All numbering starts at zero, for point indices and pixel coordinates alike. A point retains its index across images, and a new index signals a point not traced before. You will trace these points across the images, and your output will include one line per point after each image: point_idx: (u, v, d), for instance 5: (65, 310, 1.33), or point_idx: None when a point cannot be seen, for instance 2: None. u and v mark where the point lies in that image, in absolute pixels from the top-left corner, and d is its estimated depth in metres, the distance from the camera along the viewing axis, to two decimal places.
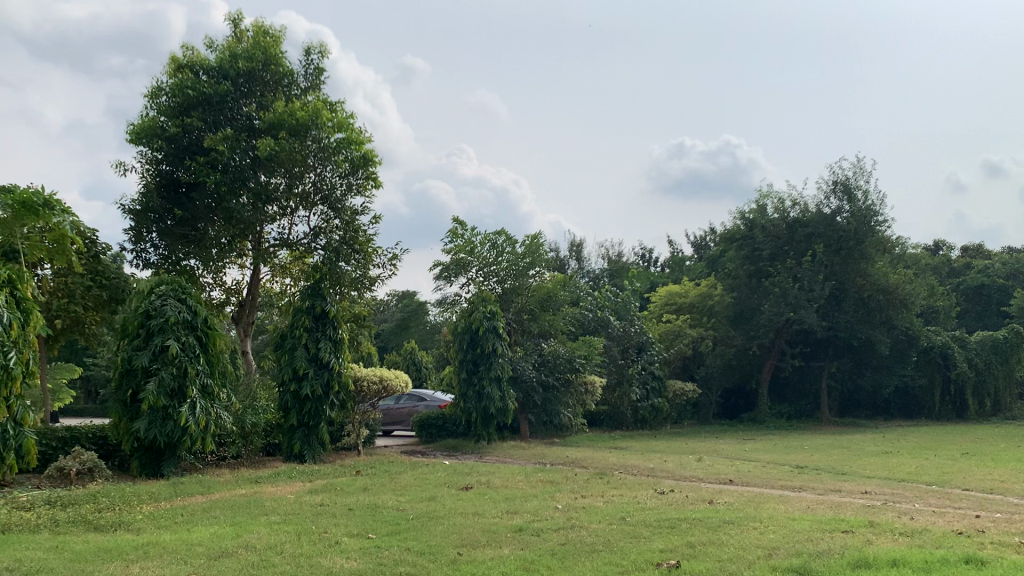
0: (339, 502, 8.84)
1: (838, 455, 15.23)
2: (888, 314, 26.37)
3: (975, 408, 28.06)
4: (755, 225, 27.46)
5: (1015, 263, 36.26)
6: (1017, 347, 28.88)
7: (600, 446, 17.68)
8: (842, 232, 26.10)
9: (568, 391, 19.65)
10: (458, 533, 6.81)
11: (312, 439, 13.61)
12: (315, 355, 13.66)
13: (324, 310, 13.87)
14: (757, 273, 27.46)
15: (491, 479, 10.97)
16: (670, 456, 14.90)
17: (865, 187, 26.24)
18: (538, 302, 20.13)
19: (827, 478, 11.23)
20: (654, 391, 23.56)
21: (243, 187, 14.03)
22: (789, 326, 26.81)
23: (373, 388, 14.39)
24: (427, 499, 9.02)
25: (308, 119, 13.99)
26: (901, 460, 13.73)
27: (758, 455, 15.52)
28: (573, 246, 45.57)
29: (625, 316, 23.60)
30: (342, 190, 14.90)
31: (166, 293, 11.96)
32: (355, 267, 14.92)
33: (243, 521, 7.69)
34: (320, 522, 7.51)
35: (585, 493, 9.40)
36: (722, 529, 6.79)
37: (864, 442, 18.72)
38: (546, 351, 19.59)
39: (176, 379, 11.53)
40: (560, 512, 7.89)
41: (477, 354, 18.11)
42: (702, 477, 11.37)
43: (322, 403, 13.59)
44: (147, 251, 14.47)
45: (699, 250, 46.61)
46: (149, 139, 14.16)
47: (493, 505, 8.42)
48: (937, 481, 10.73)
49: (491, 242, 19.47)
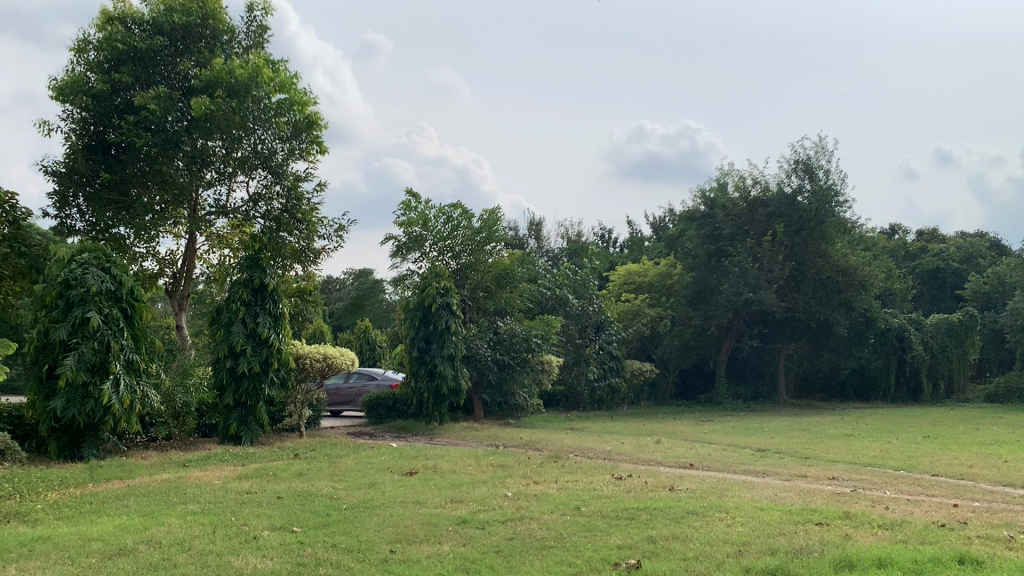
0: (269, 490, 8.07)
1: (799, 437, 14.85)
2: (847, 295, 26.21)
3: (930, 390, 28.10)
4: (715, 205, 27.01)
5: (969, 247, 36.47)
6: (971, 331, 28.73)
7: (555, 427, 17.14)
8: (803, 212, 25.68)
9: (524, 371, 19.05)
10: (395, 526, 6.10)
11: (249, 419, 12.82)
12: (253, 331, 12.83)
13: (264, 283, 13.05)
14: (716, 252, 27.08)
15: (438, 463, 10.28)
16: (627, 438, 14.37)
17: (827, 167, 25.85)
18: (494, 278, 19.36)
19: (791, 462, 10.76)
20: (611, 371, 23.16)
21: (177, 150, 13.05)
22: (748, 307, 26.49)
23: (317, 367, 13.49)
24: (366, 486, 8.30)
25: (247, 78, 13.08)
26: (863, 444, 13.37)
27: (718, 437, 15.05)
28: (533, 225, 44.92)
29: (583, 295, 23.04)
30: (284, 155, 14.02)
31: (87, 260, 10.99)
32: (299, 237, 14.06)
33: (155, 511, 6.89)
34: (242, 513, 6.73)
35: (537, 479, 8.75)
36: (686, 521, 6.18)
37: (823, 424, 18.45)
38: (501, 331, 18.91)
39: (98, 354, 10.59)
40: (510, 501, 7.22)
41: (429, 331, 17.38)
42: (661, 461, 10.83)
43: (260, 381, 12.79)
44: (72, 218, 13.42)
45: (658, 231, 46.24)
46: (74, 95, 13.07)
47: (436, 493, 7.73)
48: (904, 466, 10.31)
49: (446, 215, 18.63)
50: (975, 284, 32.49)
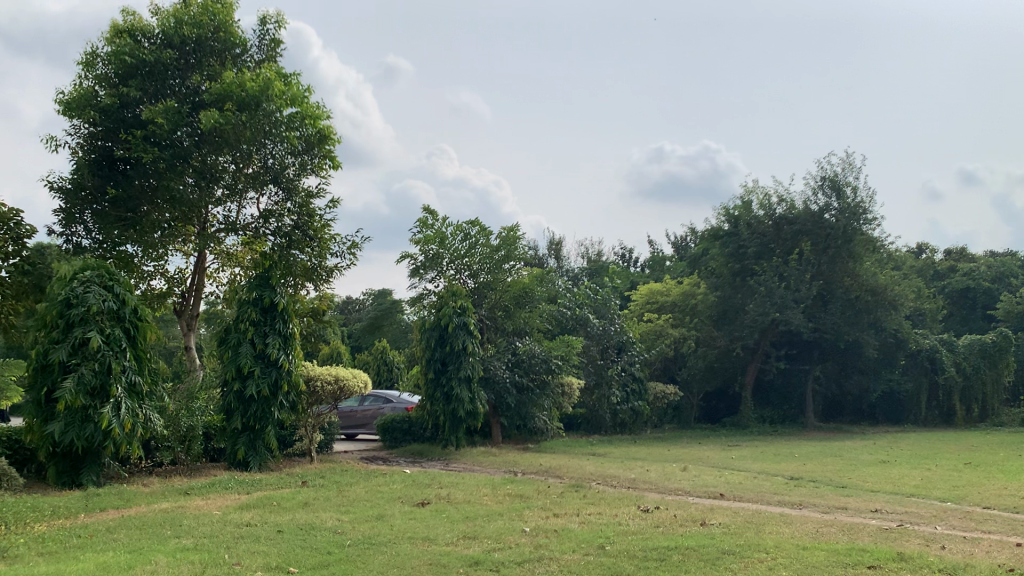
0: (271, 522, 7.53)
1: (832, 464, 14.15)
2: (876, 316, 25.47)
3: (963, 413, 27.16)
4: (740, 223, 26.40)
5: (1001, 266, 35.51)
6: (1006, 352, 27.65)
7: (576, 452, 16.52)
8: (830, 230, 25.00)
9: (544, 393, 18.47)
10: (401, 568, 5.53)
11: (258, 444, 12.32)
12: (262, 352, 12.36)
13: (274, 302, 12.60)
14: (741, 271, 26.43)
15: (452, 492, 9.71)
16: (652, 465, 13.74)
17: (854, 183, 25.19)
18: (513, 298, 18.84)
19: (828, 492, 10.08)
20: (634, 394, 22.50)
21: (186, 165, 12.68)
22: (775, 327, 25.77)
23: (328, 390, 12.99)
24: (373, 518, 7.74)
25: (258, 91, 12.70)
26: (902, 472, 12.65)
27: (748, 463, 14.35)
28: (553, 245, 44.43)
29: (605, 315, 22.48)
30: (295, 170, 13.61)
31: (89, 279, 10.59)
32: (310, 255, 13.64)
33: (144, 547, 6.36)
34: (236, 550, 6.19)
35: (558, 511, 8.15)
36: (722, 563, 5.60)
37: (856, 449, 17.71)
38: (520, 351, 18.38)
39: (98, 376, 10.16)
40: (527, 537, 6.64)
41: (446, 352, 16.88)
42: (689, 491, 10.20)
43: (269, 404, 12.30)
44: (78, 235, 13.07)
45: (680, 250, 45.55)
46: (81, 110, 12.77)
47: (449, 528, 7.15)
48: (951, 497, 9.62)
49: (463, 232, 18.18)
50: (1008, 303, 31.51)
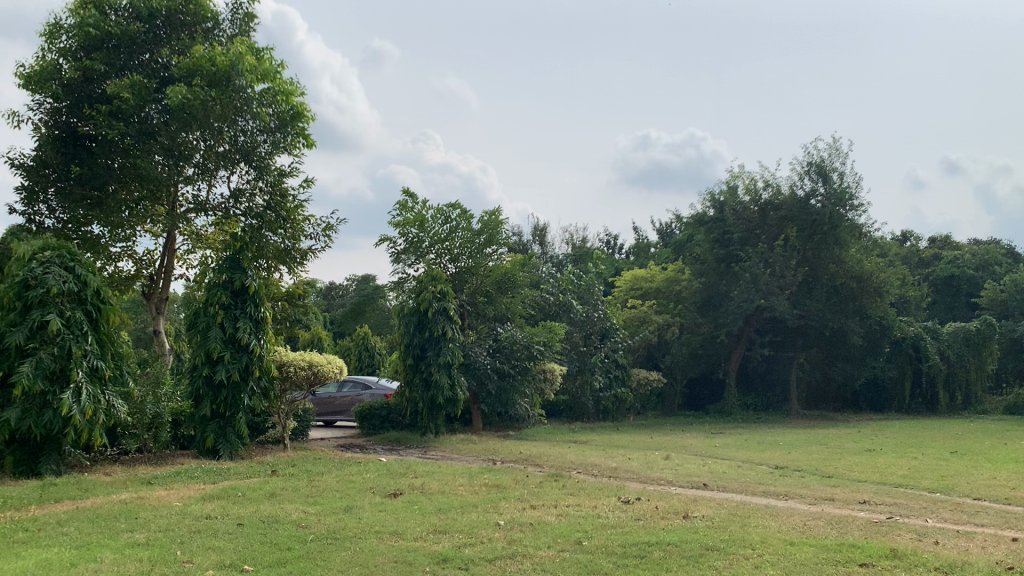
0: (232, 515, 7.14)
1: (817, 452, 13.90)
2: (861, 302, 25.34)
3: (946, 401, 27.09)
4: (725, 208, 26.10)
5: (985, 254, 35.45)
6: (989, 340, 27.59)
7: (557, 440, 16.23)
8: (816, 216, 24.70)
9: (525, 380, 18.19)
10: (363, 567, 5.17)
11: (228, 431, 11.93)
12: (232, 336, 11.96)
13: (244, 285, 12.17)
14: (726, 257, 26.17)
15: (427, 482, 9.36)
16: (634, 453, 13.46)
17: (841, 169, 24.91)
18: (494, 283, 18.45)
19: (815, 482, 9.81)
20: (617, 380, 22.25)
21: (153, 142, 12.19)
22: (759, 314, 25.58)
23: (302, 375, 12.59)
24: (341, 511, 7.37)
25: (228, 66, 12.22)
26: (887, 461, 12.44)
27: (732, 451, 14.09)
28: (537, 231, 44.04)
29: (588, 300, 22.18)
30: (268, 148, 13.13)
31: (49, 259, 10.11)
32: (283, 236, 13.26)
33: (93, 543, 5.96)
34: (190, 546, 5.80)
35: (535, 503, 7.82)
36: (706, 561, 5.27)
37: (840, 437, 17.53)
38: (501, 337, 18.07)
39: (58, 361, 9.71)
40: (501, 531, 6.30)
41: (425, 337, 16.54)
42: (672, 480, 9.90)
43: (239, 390, 11.90)
44: (41, 214, 12.58)
45: (665, 237, 45.30)
46: (43, 84, 12.26)
47: (419, 521, 6.80)
48: (939, 487, 9.37)
49: (443, 216, 17.76)
50: (992, 291, 31.46)
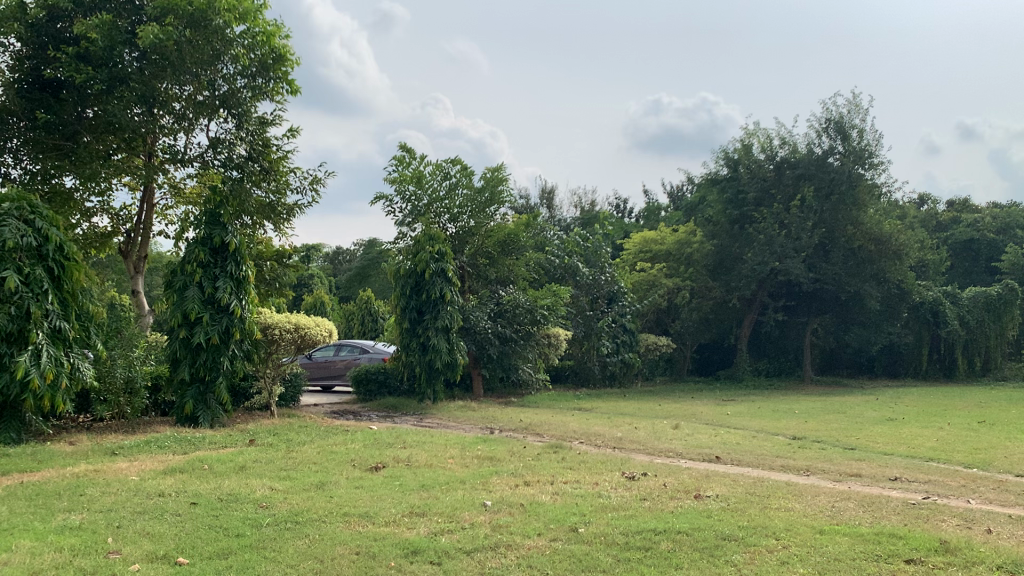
0: (189, 492, 6.37)
1: (835, 422, 13.09)
2: (879, 266, 24.38)
3: (965, 367, 26.17)
4: (739, 166, 25.03)
5: (1006, 216, 34.25)
6: (1011, 305, 26.61)
7: (560, 407, 15.48)
8: (834, 174, 23.63)
9: (528, 344, 17.48)
10: (318, 560, 4.38)
11: (208, 397, 11.21)
12: (212, 297, 11.16)
13: (225, 242, 11.35)
14: (739, 218, 25.20)
15: (414, 454, 8.58)
16: (641, 421, 12.65)
17: (860, 126, 23.77)
18: (497, 243, 17.54)
19: (837, 455, 8.99)
20: (625, 346, 21.49)
21: (125, 87, 11.27)
22: (773, 277, 24.68)
23: (288, 339, 11.82)
24: (311, 488, 6.58)
25: (205, 4, 11.25)
26: (912, 431, 11.61)
27: (745, 421, 13.26)
28: (544, 193, 43.06)
29: (595, 263, 21.29)
30: (249, 95, 12.24)
31: (7, 211, 9.27)
32: (268, 190, 12.51)
33: (17, 527, 5.19)
34: (126, 532, 5.02)
35: (529, 479, 7.03)
36: (724, 554, 4.47)
37: (858, 405, 16.72)
38: (504, 300, 17.25)
39: (15, 321, 8.95)
40: (486, 514, 5.50)
41: (422, 300, 15.74)
42: (682, 453, 9.10)
43: (219, 353, 11.16)
44: (9, 165, 11.75)
45: (676, 200, 44.23)
46: (4, 23, 11.30)
47: (398, 501, 6.01)
48: (975, 462, 8.54)
49: (443, 172, 16.82)
50: (1013, 255, 30.40)
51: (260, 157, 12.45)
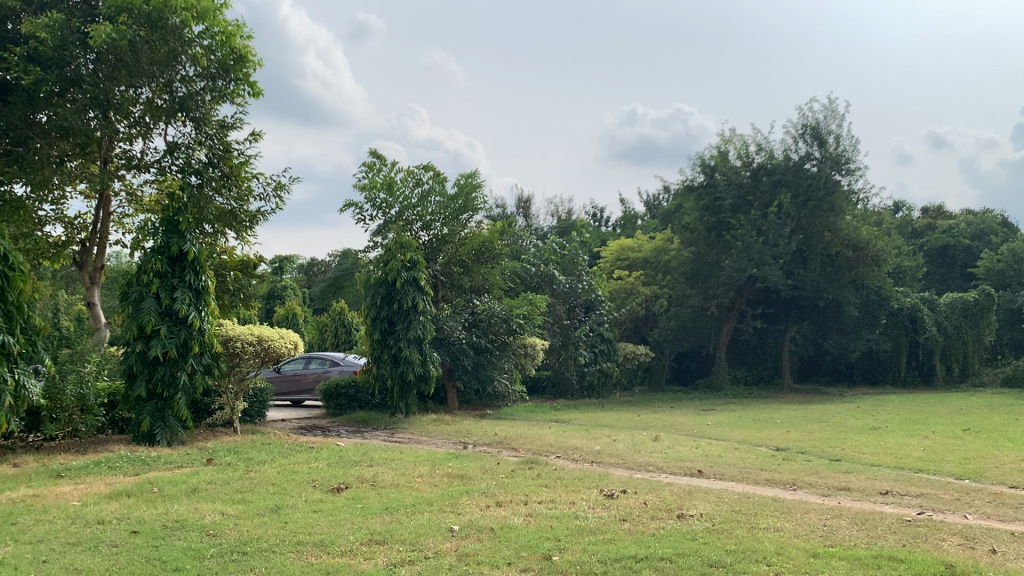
0: (132, 519, 5.87)
1: (818, 431, 12.79)
2: (857, 272, 24.22)
3: (943, 374, 26.03)
4: (716, 173, 24.78)
5: (981, 223, 34.24)
6: (988, 310, 26.49)
7: (536, 419, 15.08)
8: (811, 180, 23.44)
9: (504, 355, 17.08)
10: None
11: (166, 414, 10.67)
12: (169, 308, 10.64)
13: (183, 251, 10.84)
14: (717, 226, 24.96)
15: (381, 473, 8.12)
16: (619, 433, 12.25)
17: (837, 132, 23.62)
18: (470, 252, 17.08)
19: (823, 467, 8.64)
20: (603, 355, 21.10)
21: (77, 89, 10.76)
22: (751, 284, 24.45)
23: (251, 352, 11.33)
24: (266, 512, 6.10)
25: (161, 3, 10.78)
26: (897, 440, 11.30)
27: (726, 431, 12.91)
28: (521, 202, 42.72)
29: (572, 272, 20.93)
30: (208, 98, 11.72)
31: None
32: (229, 198, 12.04)
33: None
34: (51, 567, 4.53)
35: (501, 499, 6.58)
36: None
37: (839, 413, 16.46)
38: (478, 310, 16.82)
39: None
40: (453, 540, 5.06)
41: (394, 310, 15.27)
42: (663, 467, 8.71)
43: (177, 367, 10.64)
44: None
45: (652, 209, 44.11)
46: None
47: (358, 527, 5.54)
48: (966, 473, 8.21)
49: (415, 179, 16.36)
50: (989, 261, 30.42)
51: (221, 163, 11.94)
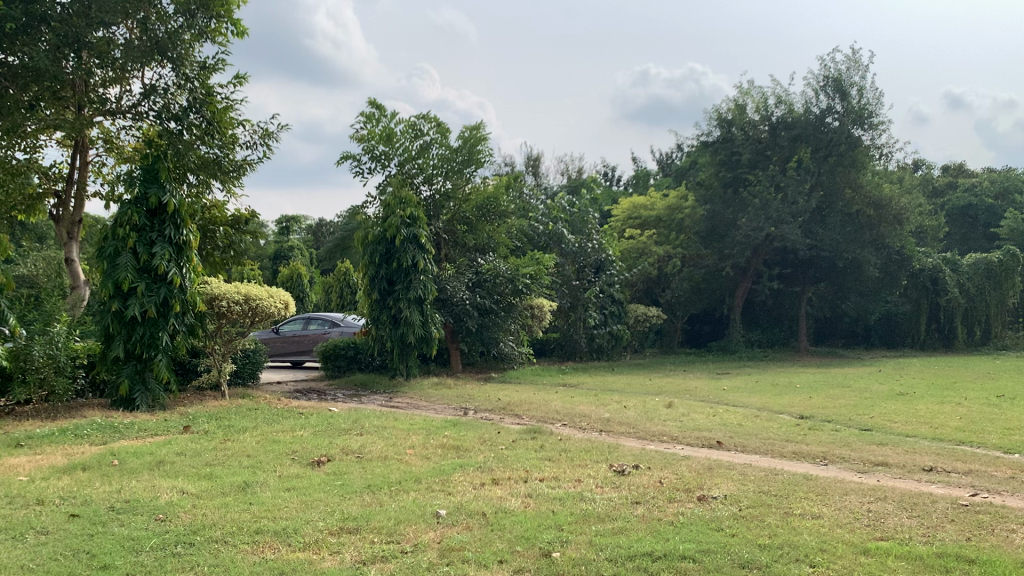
0: (77, 499, 5.16)
1: (842, 397, 12.04)
2: (879, 231, 23.22)
3: (964, 336, 25.17)
4: (733, 127, 23.73)
5: (1004, 181, 33.10)
6: (1012, 272, 25.46)
7: (544, 383, 14.38)
8: (832, 135, 22.44)
9: (510, 316, 16.34)
10: None
11: (146, 377, 9.99)
12: (148, 265, 9.91)
13: (162, 203, 10.08)
14: (733, 182, 23.97)
15: (369, 443, 7.39)
16: (630, 399, 11.54)
17: (860, 83, 22.50)
18: (475, 208, 16.26)
19: (855, 439, 7.87)
20: (613, 317, 20.36)
21: (45, 27, 9.89)
22: (768, 244, 23.56)
23: (237, 312, 10.64)
24: (231, 492, 5.38)
25: None
26: (928, 408, 10.53)
27: (744, 397, 12.18)
28: (530, 161, 41.75)
29: (581, 230, 20.06)
30: (187, 36, 10.88)
31: None
32: (214, 147, 11.30)
33: None
34: None
35: (499, 476, 5.85)
36: None
37: (859, 377, 15.74)
38: (483, 270, 15.99)
39: None
40: (439, 529, 4.34)
41: (394, 269, 14.52)
42: (679, 438, 7.95)
43: (158, 328, 9.93)
44: None
45: (665, 167, 43.09)
46: None
47: (330, 510, 4.82)
48: (1012, 446, 7.44)
49: (415, 129, 15.48)
50: (1013, 221, 29.35)
51: (203, 109, 11.13)
